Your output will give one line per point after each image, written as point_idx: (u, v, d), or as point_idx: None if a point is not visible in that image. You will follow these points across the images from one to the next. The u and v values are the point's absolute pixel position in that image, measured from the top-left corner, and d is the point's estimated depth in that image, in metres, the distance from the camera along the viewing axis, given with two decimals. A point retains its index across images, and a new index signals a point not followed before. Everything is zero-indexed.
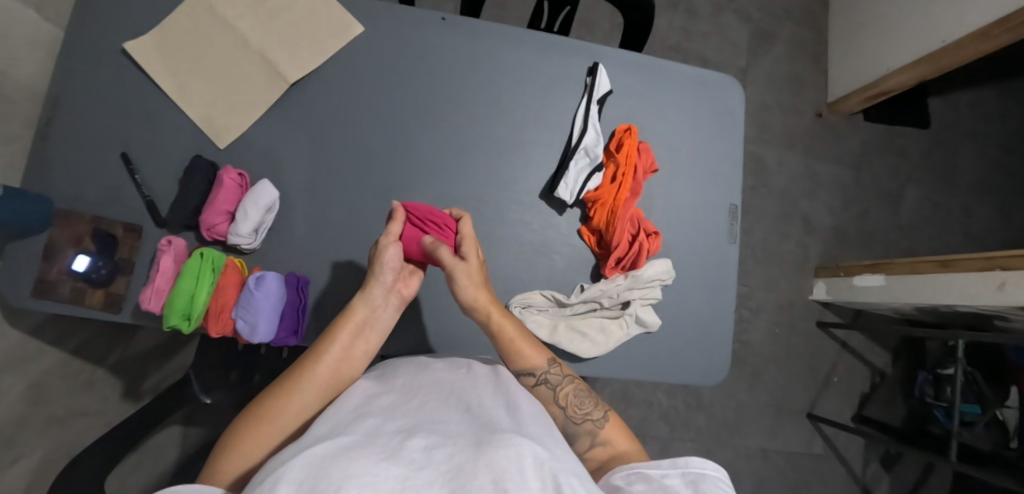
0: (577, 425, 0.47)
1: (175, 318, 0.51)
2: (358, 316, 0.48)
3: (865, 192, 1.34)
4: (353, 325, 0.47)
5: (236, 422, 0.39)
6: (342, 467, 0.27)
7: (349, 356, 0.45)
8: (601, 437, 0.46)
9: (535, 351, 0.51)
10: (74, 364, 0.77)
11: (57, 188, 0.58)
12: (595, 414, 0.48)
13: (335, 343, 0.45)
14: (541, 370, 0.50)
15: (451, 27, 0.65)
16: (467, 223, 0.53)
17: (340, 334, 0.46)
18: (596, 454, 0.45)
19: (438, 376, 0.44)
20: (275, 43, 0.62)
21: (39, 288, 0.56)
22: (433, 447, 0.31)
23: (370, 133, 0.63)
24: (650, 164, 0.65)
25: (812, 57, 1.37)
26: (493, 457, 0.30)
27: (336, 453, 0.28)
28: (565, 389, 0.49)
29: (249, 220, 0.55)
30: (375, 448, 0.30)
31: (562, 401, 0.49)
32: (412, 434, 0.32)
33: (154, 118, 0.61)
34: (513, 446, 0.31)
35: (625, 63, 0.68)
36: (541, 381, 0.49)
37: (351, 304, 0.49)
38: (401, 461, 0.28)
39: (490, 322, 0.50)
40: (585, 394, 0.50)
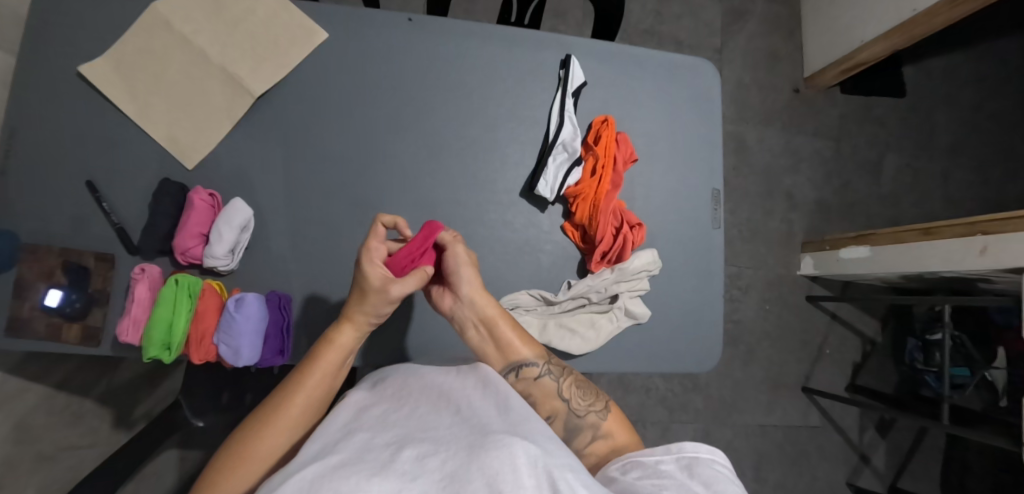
0: (581, 418, 0.46)
1: (155, 349, 0.50)
2: (341, 345, 0.44)
3: (846, 164, 1.35)
4: (337, 351, 0.44)
5: (223, 455, 0.38)
6: (332, 488, 0.26)
7: (331, 376, 0.43)
8: (603, 429, 0.46)
9: (530, 344, 0.50)
10: (60, 398, 0.75)
11: (21, 221, 0.56)
12: (597, 406, 0.48)
13: (312, 372, 0.42)
14: (541, 362, 0.49)
15: (418, 28, 0.63)
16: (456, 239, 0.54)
17: (321, 362, 0.43)
18: (598, 447, 0.45)
19: (426, 383, 0.43)
20: (236, 57, 0.60)
21: (11, 326, 0.54)
22: (425, 458, 0.30)
23: (342, 142, 0.61)
24: (630, 154, 0.64)
25: (787, 31, 1.37)
26: (485, 460, 0.29)
27: (326, 474, 0.28)
28: (568, 380, 0.49)
29: (223, 241, 0.54)
30: (366, 465, 0.29)
31: (565, 394, 0.48)
32: (404, 446, 0.32)
33: (116, 142, 0.59)
34: (505, 446, 0.30)
35: (598, 54, 0.67)
36: (543, 373, 0.48)
37: (334, 334, 0.44)
38: (394, 475, 0.28)
39: (485, 306, 0.49)
40: (586, 386, 0.49)
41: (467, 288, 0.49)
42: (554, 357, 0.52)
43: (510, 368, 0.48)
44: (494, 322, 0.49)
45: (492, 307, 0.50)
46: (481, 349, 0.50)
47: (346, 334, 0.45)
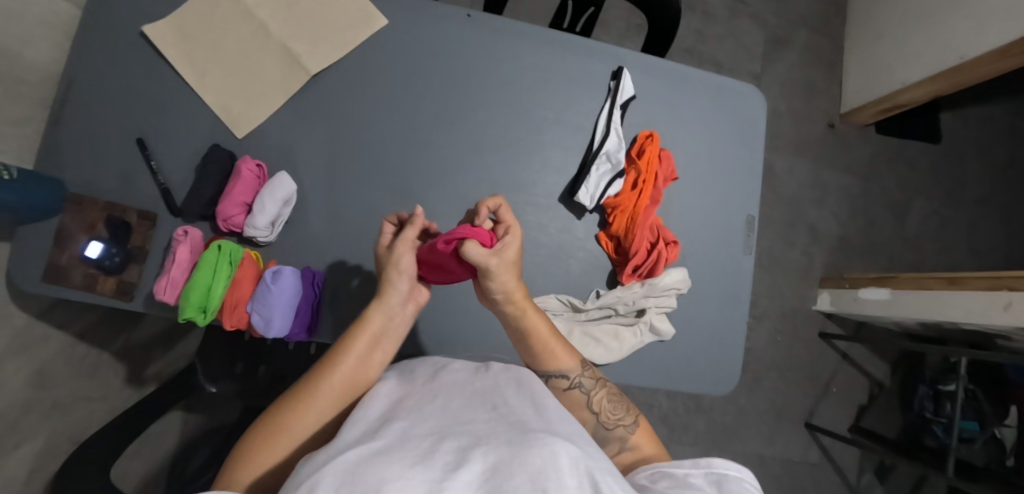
0: (609, 431, 0.47)
1: (191, 311, 0.50)
2: (375, 325, 0.46)
3: (873, 204, 1.34)
4: (369, 329, 0.46)
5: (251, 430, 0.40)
6: (376, 473, 0.26)
7: (364, 356, 0.44)
8: (630, 442, 0.47)
9: (566, 353, 0.49)
10: (79, 348, 0.76)
11: (69, 173, 0.57)
12: (627, 420, 0.48)
13: (348, 350, 0.43)
14: (575, 373, 0.49)
15: (475, 24, 0.64)
16: (505, 211, 0.49)
17: (356, 344, 0.44)
18: (623, 459, 0.46)
19: (452, 378, 0.43)
20: (296, 34, 0.61)
21: (50, 273, 0.55)
22: (466, 449, 0.30)
23: (389, 128, 0.62)
24: (671, 172, 0.64)
25: (826, 65, 1.36)
26: (527, 457, 0.29)
27: (368, 458, 0.28)
28: (599, 394, 0.49)
29: (266, 213, 0.54)
30: (406, 453, 0.29)
31: (595, 406, 0.48)
32: (443, 438, 0.32)
33: (167, 105, 0.60)
34: (546, 445, 0.31)
35: (648, 69, 0.67)
36: (575, 384, 0.49)
37: (365, 313, 0.47)
38: (436, 465, 0.28)
39: (523, 320, 0.47)
40: (617, 400, 0.49)
41: (502, 300, 0.46)
42: (590, 367, 0.52)
43: (542, 377, 0.49)
44: (533, 332, 0.48)
45: (543, 323, 0.48)
46: (524, 351, 0.50)
47: (377, 315, 0.47)
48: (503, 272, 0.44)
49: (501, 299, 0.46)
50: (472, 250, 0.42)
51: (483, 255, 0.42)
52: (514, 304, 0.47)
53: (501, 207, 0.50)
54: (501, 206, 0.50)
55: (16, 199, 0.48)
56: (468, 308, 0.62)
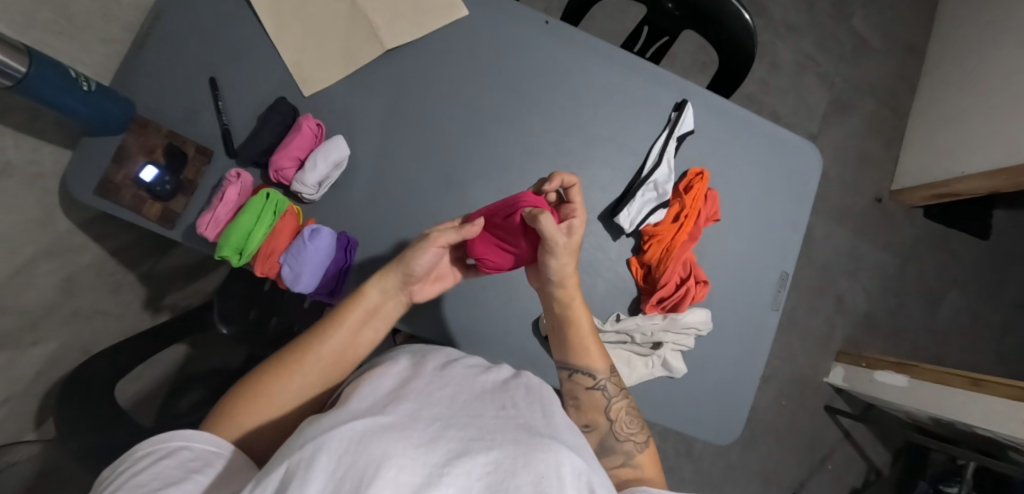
0: (618, 442, 0.49)
1: (228, 251, 0.51)
2: (367, 303, 0.47)
3: (906, 287, 1.30)
4: (363, 306, 0.46)
5: (236, 389, 0.42)
6: (381, 445, 0.26)
7: (353, 330, 0.46)
8: (635, 459, 0.48)
9: (599, 354, 0.52)
10: (109, 264, 0.79)
11: (142, 97, 0.60)
12: (638, 437, 0.49)
13: (338, 325, 0.45)
14: (600, 376, 0.51)
15: (552, 32, 0.65)
16: (577, 192, 0.50)
17: (347, 319, 0.45)
18: (621, 472, 0.47)
19: (458, 368, 0.42)
20: (379, 7, 0.63)
21: (102, 187, 0.57)
22: (472, 442, 0.30)
23: (447, 114, 0.62)
24: (714, 212, 0.64)
25: (886, 138, 1.34)
26: (532, 460, 0.29)
27: (374, 431, 0.27)
28: (619, 404, 0.51)
29: (316, 172, 0.55)
30: (413, 430, 0.29)
31: (611, 414, 0.50)
32: (450, 422, 0.31)
33: (244, 52, 0.62)
34: (552, 450, 0.31)
35: (711, 107, 0.67)
36: (598, 386, 0.51)
37: (362, 289, 0.47)
38: (439, 448, 0.28)
39: (568, 308, 0.50)
40: (634, 414, 0.51)
41: (554, 287, 0.49)
42: (615, 374, 0.54)
43: (568, 368, 0.52)
44: (572, 322, 0.51)
45: (585, 323, 0.51)
46: (558, 340, 0.53)
47: (372, 292, 0.47)
48: (565, 255, 0.47)
49: (554, 280, 0.49)
50: (544, 224, 0.44)
51: (552, 230, 0.45)
52: (565, 290, 0.49)
53: (574, 186, 0.51)
54: (574, 186, 0.51)
55: (75, 107, 0.50)
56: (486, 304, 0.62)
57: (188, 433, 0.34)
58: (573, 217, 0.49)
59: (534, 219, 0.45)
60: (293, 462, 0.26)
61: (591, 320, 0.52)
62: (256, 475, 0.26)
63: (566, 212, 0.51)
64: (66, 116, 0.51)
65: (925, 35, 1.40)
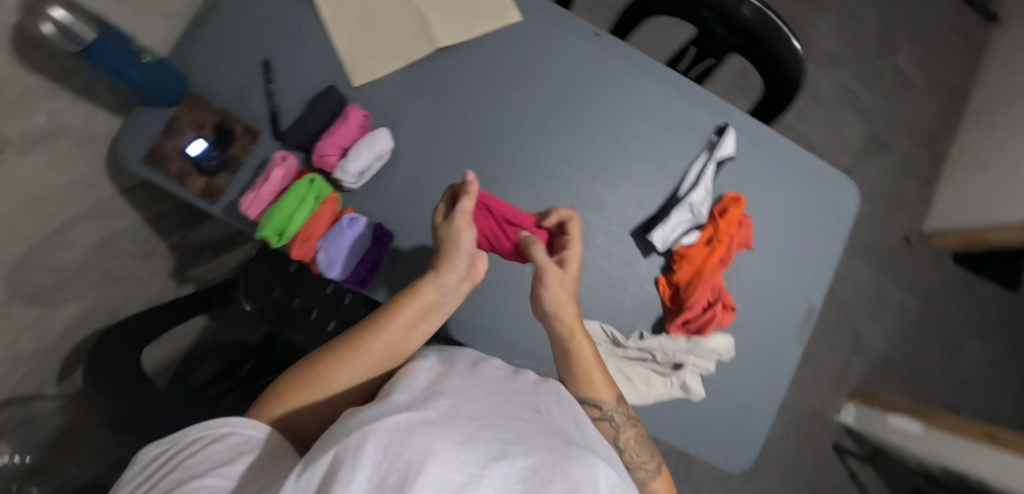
0: (630, 469, 0.49)
1: (269, 231, 0.53)
2: (425, 298, 0.47)
3: (928, 332, 1.28)
4: (420, 301, 0.47)
5: (294, 369, 0.44)
6: (424, 440, 0.26)
7: (408, 327, 0.46)
8: (647, 487, 0.48)
9: (607, 385, 0.50)
10: (144, 230, 0.81)
11: (197, 73, 0.61)
12: (649, 464, 0.49)
13: (396, 319, 0.45)
14: (608, 406, 0.50)
15: (601, 44, 0.65)
16: (574, 225, 0.52)
17: (404, 312, 0.46)
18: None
19: (493, 372, 0.41)
20: (434, 6, 0.64)
21: (151, 157, 0.59)
22: (509, 444, 0.29)
23: (490, 116, 0.62)
24: (746, 239, 0.63)
25: (921, 179, 1.31)
26: (568, 469, 0.29)
27: (418, 424, 0.28)
28: (627, 432, 0.50)
29: (359, 162, 0.56)
30: (452, 427, 0.29)
31: (621, 443, 0.50)
32: (488, 424, 0.31)
33: (299, 37, 0.63)
34: (585, 463, 0.30)
35: (753, 133, 0.67)
36: (606, 416, 0.50)
37: (420, 284, 0.47)
38: (479, 448, 0.28)
39: (568, 341, 0.50)
40: (645, 444, 0.51)
41: (551, 318, 0.50)
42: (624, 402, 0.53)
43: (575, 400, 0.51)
44: (578, 356, 0.50)
45: (583, 346, 0.49)
46: (564, 372, 0.51)
47: (428, 289, 0.47)
48: (555, 284, 0.49)
49: (551, 313, 0.50)
50: (533, 250, 0.50)
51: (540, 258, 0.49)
52: (563, 322, 0.50)
53: (571, 219, 0.52)
54: (571, 219, 0.52)
55: (133, 77, 0.52)
56: (510, 310, 0.62)
57: (237, 420, 0.36)
58: (568, 249, 0.51)
59: (527, 247, 0.50)
60: (341, 446, 0.26)
61: (593, 344, 0.51)
62: (303, 458, 0.26)
63: (562, 244, 0.53)
64: (119, 82, 0.52)
65: (971, 79, 1.38)
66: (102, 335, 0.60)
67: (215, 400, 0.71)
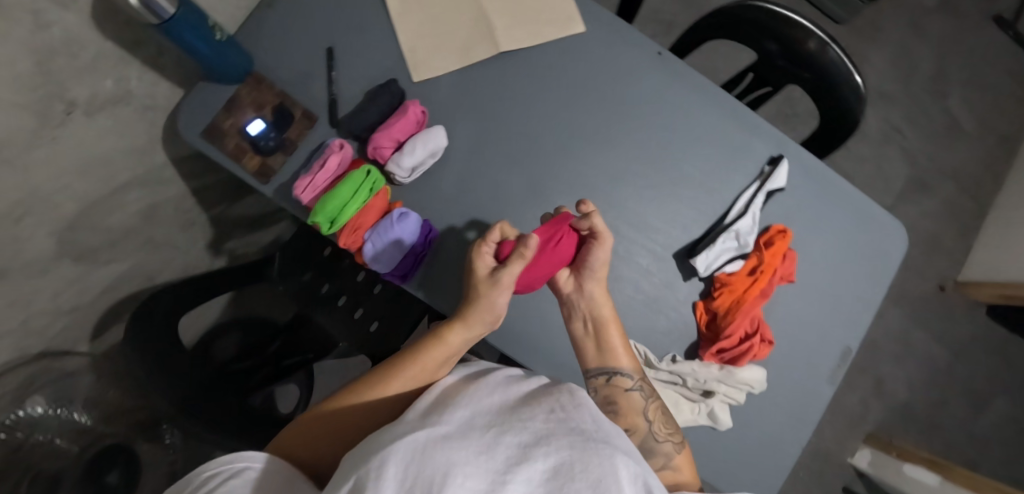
0: (658, 443, 0.50)
1: (322, 218, 0.53)
2: (450, 345, 0.47)
3: (953, 383, 1.25)
4: (445, 348, 0.47)
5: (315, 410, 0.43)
6: (441, 456, 0.26)
7: (431, 371, 0.46)
8: (673, 461, 0.50)
9: (630, 356, 0.54)
10: (189, 200, 0.82)
11: (263, 54, 0.62)
12: (675, 437, 0.51)
13: (419, 364, 0.45)
14: (635, 377, 0.53)
15: (662, 63, 0.65)
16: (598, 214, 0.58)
17: (427, 358, 0.46)
18: (664, 475, 0.48)
19: (508, 374, 0.40)
20: (501, 10, 0.64)
21: (209, 131, 0.59)
22: (528, 443, 0.28)
23: (545, 124, 0.63)
24: (789, 272, 0.62)
25: (961, 226, 1.28)
26: (589, 462, 0.27)
27: (432, 443, 0.27)
28: (653, 404, 0.53)
29: (413, 157, 0.57)
30: (470, 438, 0.28)
31: (649, 414, 0.52)
32: (505, 427, 0.29)
33: (366, 28, 0.64)
34: (607, 455, 0.28)
35: (807, 167, 0.66)
36: (635, 387, 0.53)
37: (447, 333, 0.47)
38: (499, 452, 0.27)
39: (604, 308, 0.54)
40: (668, 418, 0.53)
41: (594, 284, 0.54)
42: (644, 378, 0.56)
43: (605, 371, 0.53)
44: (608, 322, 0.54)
45: (608, 310, 0.54)
46: (586, 339, 0.54)
47: (456, 335, 0.48)
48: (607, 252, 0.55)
49: (596, 278, 0.54)
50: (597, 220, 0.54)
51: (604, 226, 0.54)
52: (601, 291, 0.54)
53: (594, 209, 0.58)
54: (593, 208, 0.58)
55: (204, 52, 0.52)
56: (545, 320, 0.61)
57: (253, 454, 0.37)
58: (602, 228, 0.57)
59: (589, 218, 0.54)
60: (360, 474, 0.26)
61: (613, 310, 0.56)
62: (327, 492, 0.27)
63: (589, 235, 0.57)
64: (186, 55, 0.52)
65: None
66: (139, 305, 0.61)
67: (246, 375, 0.75)
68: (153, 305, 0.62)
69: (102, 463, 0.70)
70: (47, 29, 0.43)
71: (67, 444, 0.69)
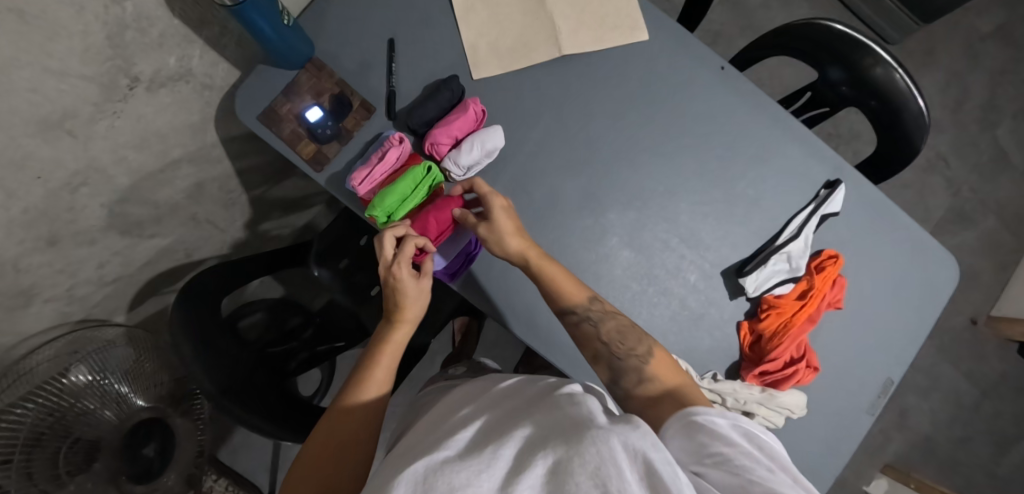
0: (623, 360, 0.46)
1: (380, 212, 0.54)
2: (392, 346, 0.49)
3: (977, 420, 1.23)
4: (391, 349, 0.48)
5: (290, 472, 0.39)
6: (444, 478, 0.25)
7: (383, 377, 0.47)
8: (647, 372, 0.44)
9: (570, 289, 0.50)
10: (233, 180, 0.82)
11: (325, 41, 0.62)
12: (640, 349, 0.46)
13: (371, 376, 0.46)
14: (582, 307, 0.50)
15: (724, 78, 0.64)
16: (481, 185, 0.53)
17: (380, 366, 0.47)
18: (645, 390, 0.43)
19: (504, 384, 0.40)
20: (566, 13, 0.63)
21: (268, 115, 0.59)
22: (526, 451, 0.27)
23: (602, 131, 0.62)
24: (837, 299, 0.62)
25: (1000, 261, 1.26)
26: (584, 451, 0.24)
27: (436, 466, 0.27)
28: (608, 325, 0.49)
29: (470, 157, 0.56)
30: (473, 454, 0.27)
31: (606, 338, 0.48)
32: (504, 439, 0.28)
33: (430, 23, 0.63)
34: (603, 437, 0.25)
35: (863, 193, 0.65)
36: (584, 319, 0.50)
37: (384, 338, 0.49)
38: (500, 465, 0.26)
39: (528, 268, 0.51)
40: (629, 330, 0.49)
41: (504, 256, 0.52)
42: (599, 299, 0.52)
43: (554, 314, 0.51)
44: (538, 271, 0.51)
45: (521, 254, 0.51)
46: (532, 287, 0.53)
47: (400, 333, 0.49)
48: (493, 238, 0.52)
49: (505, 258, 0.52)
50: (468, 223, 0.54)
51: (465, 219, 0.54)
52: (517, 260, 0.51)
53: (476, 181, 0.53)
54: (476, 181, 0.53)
55: (272, 38, 0.52)
56: None
57: None
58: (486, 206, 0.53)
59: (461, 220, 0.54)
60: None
61: (535, 253, 0.51)
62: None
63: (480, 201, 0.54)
64: (253, 38, 0.51)
65: None
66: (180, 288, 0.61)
67: (283, 361, 0.76)
68: (194, 287, 0.61)
69: (137, 438, 0.72)
70: (120, 2, 0.42)
71: (107, 413, 0.69)
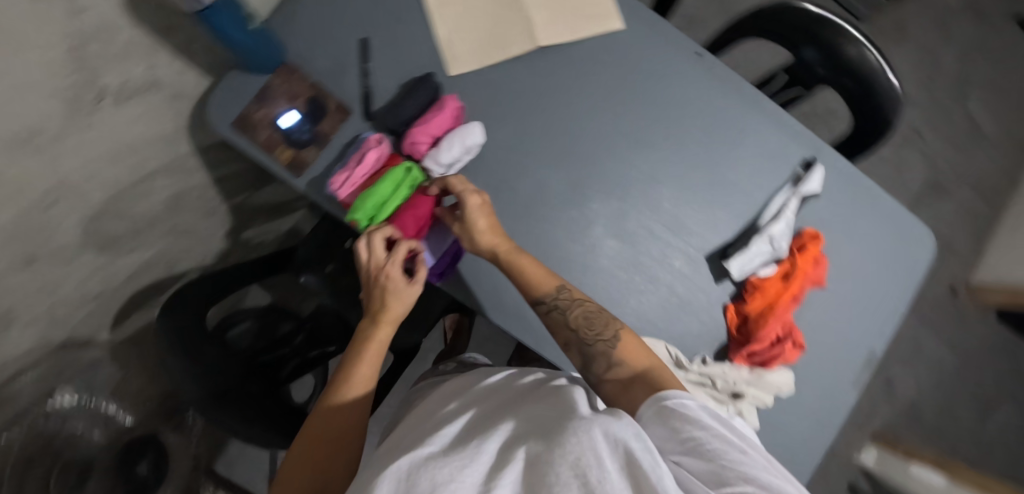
0: (591, 346, 0.47)
1: (361, 215, 0.53)
2: (376, 346, 0.48)
3: (960, 386, 1.27)
4: (376, 347, 0.47)
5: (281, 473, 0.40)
6: (428, 476, 0.25)
7: (370, 377, 0.46)
8: (614, 355, 0.44)
9: (539, 278, 0.50)
10: (211, 190, 0.81)
11: (296, 44, 0.61)
12: (606, 334, 0.47)
13: (356, 378, 0.45)
14: (550, 296, 0.50)
15: (699, 63, 0.64)
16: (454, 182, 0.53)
17: (364, 367, 0.46)
18: (614, 374, 0.43)
19: (491, 380, 0.40)
20: (540, 4, 0.63)
21: (241, 122, 0.58)
22: (510, 445, 0.27)
23: (581, 122, 0.62)
24: (820, 277, 0.63)
25: (976, 230, 1.29)
26: (566, 442, 0.25)
27: (420, 464, 0.27)
28: (575, 312, 0.49)
29: (450, 153, 0.56)
30: (457, 450, 0.28)
31: (574, 324, 0.49)
32: (488, 434, 0.29)
33: (402, 20, 0.62)
34: (586, 428, 0.26)
35: (840, 171, 0.66)
36: (553, 307, 0.49)
37: (370, 337, 0.48)
38: (483, 460, 0.27)
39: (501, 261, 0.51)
40: (596, 314, 0.49)
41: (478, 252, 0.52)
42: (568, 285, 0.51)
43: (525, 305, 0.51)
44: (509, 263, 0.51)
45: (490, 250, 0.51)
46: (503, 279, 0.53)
47: (384, 332, 0.49)
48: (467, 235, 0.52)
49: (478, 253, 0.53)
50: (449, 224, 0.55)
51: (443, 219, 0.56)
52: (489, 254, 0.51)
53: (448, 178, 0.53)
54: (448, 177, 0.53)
55: (239, 43, 0.51)
56: None
57: None
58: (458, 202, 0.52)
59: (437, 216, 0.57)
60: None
61: (505, 244, 0.51)
62: None
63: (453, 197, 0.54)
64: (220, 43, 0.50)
65: None
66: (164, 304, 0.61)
67: (274, 368, 0.75)
68: (176, 303, 0.61)
69: (131, 454, 0.80)
70: (79, 14, 0.41)
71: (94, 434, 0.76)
